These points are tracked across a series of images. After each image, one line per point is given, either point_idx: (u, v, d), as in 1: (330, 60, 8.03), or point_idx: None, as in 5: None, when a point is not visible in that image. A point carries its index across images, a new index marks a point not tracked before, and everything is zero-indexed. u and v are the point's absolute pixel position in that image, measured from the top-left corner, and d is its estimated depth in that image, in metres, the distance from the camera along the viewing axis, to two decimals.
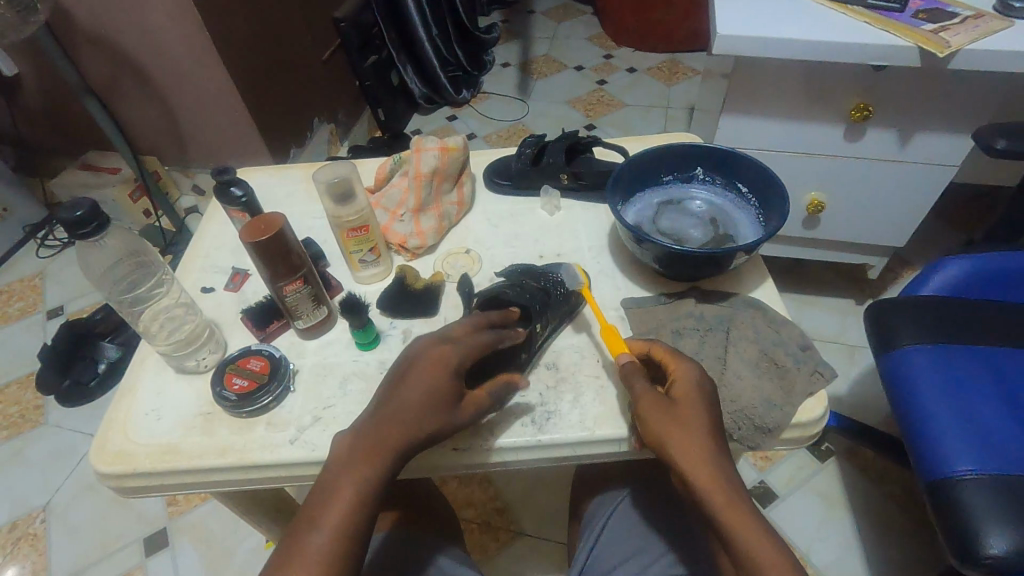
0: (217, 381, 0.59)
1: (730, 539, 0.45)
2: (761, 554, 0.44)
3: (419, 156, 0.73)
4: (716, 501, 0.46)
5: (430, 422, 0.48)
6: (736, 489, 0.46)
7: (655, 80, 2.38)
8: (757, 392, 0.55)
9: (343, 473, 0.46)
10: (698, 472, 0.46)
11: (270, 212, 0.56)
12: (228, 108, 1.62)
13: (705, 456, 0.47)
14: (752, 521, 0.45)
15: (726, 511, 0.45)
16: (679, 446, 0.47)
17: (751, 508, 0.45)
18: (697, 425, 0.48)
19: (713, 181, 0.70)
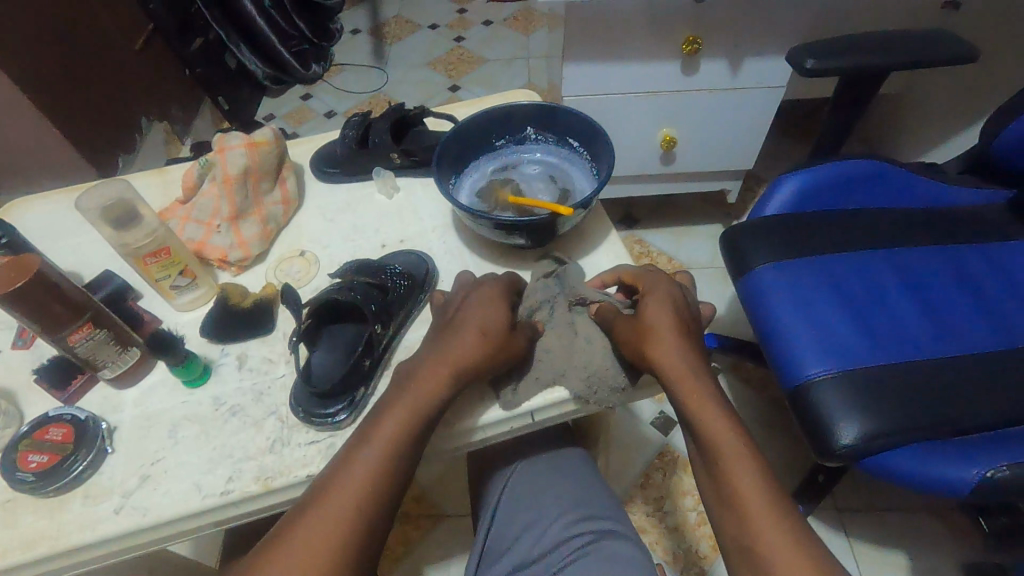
0: (8, 464, 0.50)
1: (721, 469, 0.47)
2: (745, 484, 0.45)
3: (224, 156, 0.64)
4: (715, 434, 0.48)
5: (438, 390, 0.48)
6: (729, 424, 0.48)
7: (513, 31, 2.33)
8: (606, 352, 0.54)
9: (338, 474, 0.45)
10: (702, 410, 0.49)
11: (24, 254, 0.48)
12: (21, 122, 1.38)
13: (701, 386, 0.49)
14: (743, 451, 0.47)
15: (721, 444, 0.47)
16: (675, 374, 0.50)
17: (740, 435, 0.48)
18: (687, 356, 0.50)
19: (546, 140, 0.67)
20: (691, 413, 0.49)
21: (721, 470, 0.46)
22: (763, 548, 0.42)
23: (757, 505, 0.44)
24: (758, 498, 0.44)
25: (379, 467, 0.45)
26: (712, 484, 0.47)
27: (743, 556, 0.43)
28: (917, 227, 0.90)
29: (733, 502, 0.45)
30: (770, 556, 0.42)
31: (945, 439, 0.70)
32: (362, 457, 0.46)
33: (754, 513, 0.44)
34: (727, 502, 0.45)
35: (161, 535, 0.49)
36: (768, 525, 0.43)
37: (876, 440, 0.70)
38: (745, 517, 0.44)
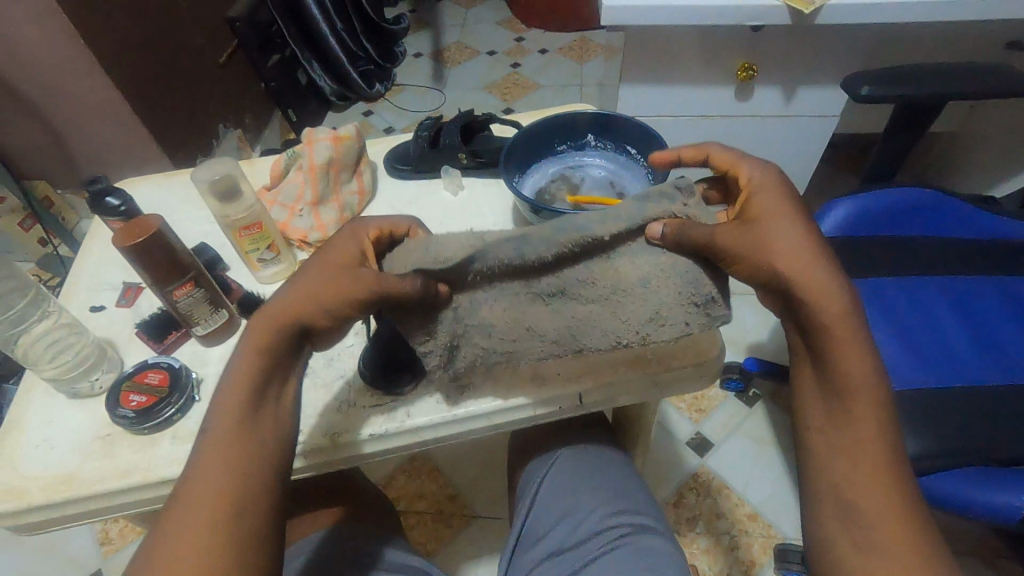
0: (113, 401, 0.56)
1: (847, 405, 0.45)
2: (866, 421, 0.45)
3: (311, 148, 0.72)
4: (841, 358, 0.45)
5: (273, 341, 0.46)
6: (871, 364, 0.45)
7: (568, 59, 2.41)
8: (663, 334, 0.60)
9: (203, 451, 0.44)
10: (841, 331, 0.45)
11: (146, 215, 0.54)
12: (117, 120, 1.52)
13: (838, 308, 0.45)
14: (869, 380, 0.45)
15: (854, 381, 0.45)
16: (818, 298, 0.45)
17: (874, 364, 0.46)
18: (827, 279, 0.45)
19: (605, 147, 0.72)
20: (823, 334, 0.46)
21: (850, 414, 0.45)
22: (856, 484, 0.44)
23: (869, 446, 0.44)
24: (873, 430, 0.45)
25: (239, 439, 0.44)
26: (821, 400, 0.47)
27: (838, 500, 0.44)
28: (975, 257, 0.89)
29: (839, 436, 0.45)
30: (866, 493, 0.43)
31: (999, 465, 0.67)
32: (213, 431, 0.44)
33: (859, 444, 0.45)
34: (831, 429, 0.46)
35: None
36: (870, 461, 0.44)
37: (924, 462, 0.68)
38: (852, 451, 0.45)
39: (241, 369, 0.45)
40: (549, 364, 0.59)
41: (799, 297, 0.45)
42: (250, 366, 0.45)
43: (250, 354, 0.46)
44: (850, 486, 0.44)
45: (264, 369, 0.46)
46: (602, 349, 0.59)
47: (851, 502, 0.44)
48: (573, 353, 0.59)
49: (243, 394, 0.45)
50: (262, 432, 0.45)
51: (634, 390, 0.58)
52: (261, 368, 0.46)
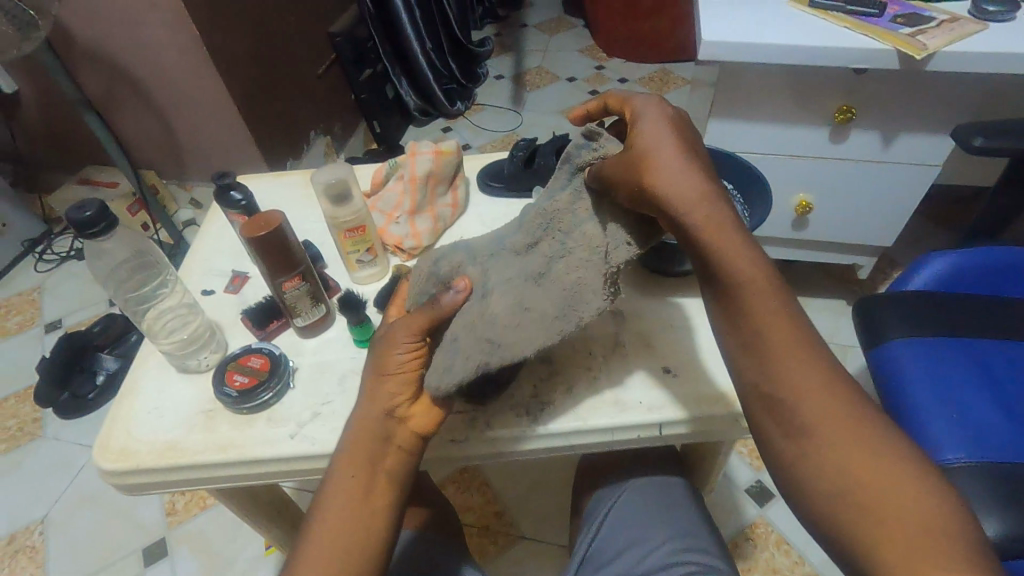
0: (218, 380, 0.60)
1: (757, 338, 0.41)
2: (794, 352, 0.40)
3: (414, 160, 0.75)
4: (757, 303, 0.41)
5: (373, 408, 0.48)
6: (754, 257, 0.42)
7: (647, 89, 2.41)
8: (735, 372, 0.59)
9: (323, 510, 0.47)
10: (725, 245, 0.42)
11: (269, 210, 0.59)
12: (223, 119, 1.64)
13: (712, 213, 0.43)
14: (777, 302, 0.41)
15: (748, 284, 0.41)
16: (682, 205, 0.43)
17: (772, 274, 0.42)
18: (687, 175, 0.43)
19: None
20: (701, 250, 0.43)
21: (764, 343, 0.40)
22: (822, 437, 0.37)
23: (817, 384, 0.39)
24: (801, 356, 0.40)
25: (352, 526, 0.46)
26: (754, 363, 0.41)
27: (792, 433, 0.39)
28: None
29: (785, 391, 0.39)
30: (833, 444, 0.37)
31: None
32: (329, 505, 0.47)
33: (805, 384, 0.39)
34: (765, 387, 0.40)
35: (323, 465, 0.57)
36: (827, 394, 0.38)
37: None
38: (794, 401, 0.39)
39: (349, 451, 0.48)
40: (630, 391, 0.58)
41: (678, 217, 0.43)
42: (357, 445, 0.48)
43: (350, 442, 0.48)
44: (812, 444, 0.38)
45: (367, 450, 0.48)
46: (688, 382, 0.58)
47: (818, 468, 0.37)
48: (656, 383, 0.59)
49: (347, 479, 0.47)
50: (369, 505, 0.47)
51: (717, 428, 0.57)
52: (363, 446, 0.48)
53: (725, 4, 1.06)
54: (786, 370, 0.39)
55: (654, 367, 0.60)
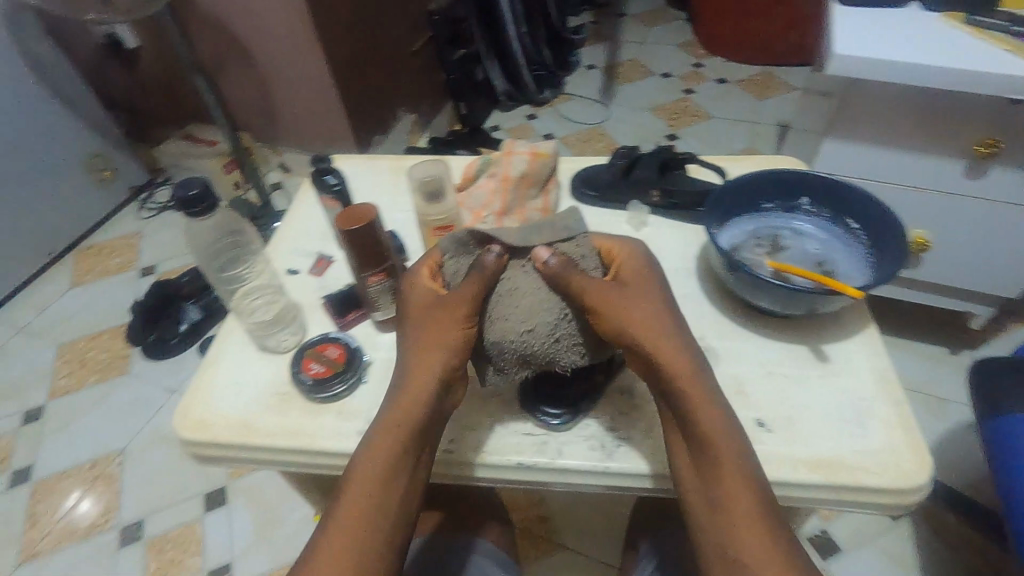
0: (296, 365, 0.61)
1: (714, 476, 0.46)
2: (738, 495, 0.45)
3: (509, 159, 0.73)
4: (722, 451, 0.46)
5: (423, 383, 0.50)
6: (724, 416, 0.47)
7: (747, 93, 2.25)
8: (833, 433, 0.53)
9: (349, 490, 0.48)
10: (701, 404, 0.47)
11: (362, 203, 0.58)
12: (320, 90, 1.68)
13: (696, 377, 0.48)
14: (736, 456, 0.46)
15: (715, 437, 0.46)
16: (670, 365, 0.49)
17: (735, 430, 0.47)
18: (670, 342, 0.50)
19: (820, 214, 0.65)
20: (680, 400, 0.48)
21: (718, 478, 0.45)
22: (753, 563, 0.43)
23: (751, 531, 0.43)
24: (747, 514, 0.44)
25: (372, 509, 0.47)
26: (701, 488, 0.46)
27: (726, 562, 0.44)
28: None
29: (718, 526, 0.45)
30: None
31: None
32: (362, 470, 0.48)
33: (744, 528, 0.44)
34: (715, 518, 0.45)
35: None
36: (762, 544, 0.43)
37: None
38: (738, 544, 0.43)
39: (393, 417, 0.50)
40: None
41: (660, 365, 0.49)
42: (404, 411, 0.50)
43: (380, 428, 0.50)
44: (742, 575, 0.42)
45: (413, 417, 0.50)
46: (783, 441, 0.53)
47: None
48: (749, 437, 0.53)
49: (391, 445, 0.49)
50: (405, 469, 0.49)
51: (812, 495, 0.51)
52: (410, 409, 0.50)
53: (861, 13, 0.95)
54: (733, 511, 0.44)
55: (745, 418, 0.55)
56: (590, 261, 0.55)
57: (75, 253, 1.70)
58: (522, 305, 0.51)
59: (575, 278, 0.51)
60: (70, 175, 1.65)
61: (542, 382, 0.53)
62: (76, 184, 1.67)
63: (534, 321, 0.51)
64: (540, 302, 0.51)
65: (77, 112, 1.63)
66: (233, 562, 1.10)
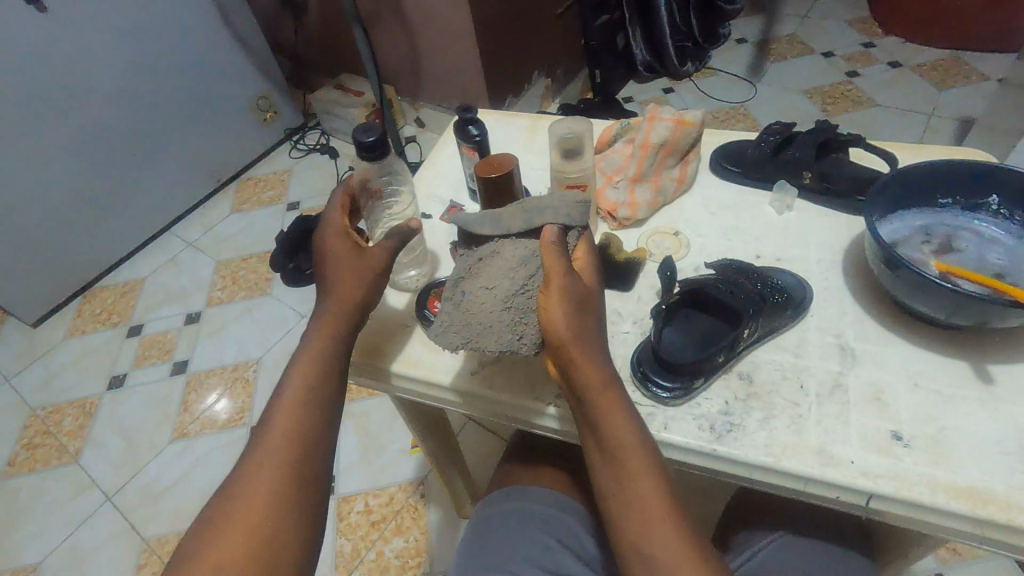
0: (421, 301, 0.65)
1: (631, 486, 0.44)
2: (649, 499, 0.43)
3: (650, 126, 0.71)
4: (634, 459, 0.45)
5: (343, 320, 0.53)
6: (634, 424, 0.46)
7: (925, 80, 1.97)
8: (986, 463, 0.47)
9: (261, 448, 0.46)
10: (612, 413, 0.46)
11: (503, 153, 0.59)
12: (462, 49, 1.72)
13: (606, 381, 0.47)
14: (648, 462, 0.45)
15: (626, 448, 0.45)
16: (586, 369, 0.46)
17: (642, 435, 0.46)
18: (593, 344, 0.47)
19: (1012, 217, 0.56)
20: (594, 409, 0.46)
21: (632, 487, 0.44)
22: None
23: (666, 535, 0.42)
24: (660, 520, 0.43)
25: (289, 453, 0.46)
26: (617, 499, 0.44)
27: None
28: None
29: (628, 534, 0.43)
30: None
31: None
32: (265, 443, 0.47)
33: (653, 538, 0.42)
34: (636, 534, 0.43)
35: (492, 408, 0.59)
36: (676, 544, 0.42)
37: None
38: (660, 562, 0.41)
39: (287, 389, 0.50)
40: (844, 446, 0.49)
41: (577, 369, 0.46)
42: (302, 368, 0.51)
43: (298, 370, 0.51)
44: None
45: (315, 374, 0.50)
46: (924, 461, 0.48)
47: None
48: (882, 450, 0.49)
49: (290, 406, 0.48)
50: (314, 425, 0.48)
51: (950, 525, 0.46)
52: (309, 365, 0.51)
53: None
54: (652, 523, 0.43)
55: (879, 429, 0.50)
56: (576, 250, 0.52)
57: (238, 183, 1.92)
58: (493, 267, 0.52)
59: (554, 248, 0.49)
60: (240, 113, 1.85)
61: (464, 339, 0.51)
62: (244, 121, 1.87)
63: (495, 279, 0.52)
64: (516, 264, 0.52)
65: (252, 56, 1.82)
66: (337, 475, 1.22)
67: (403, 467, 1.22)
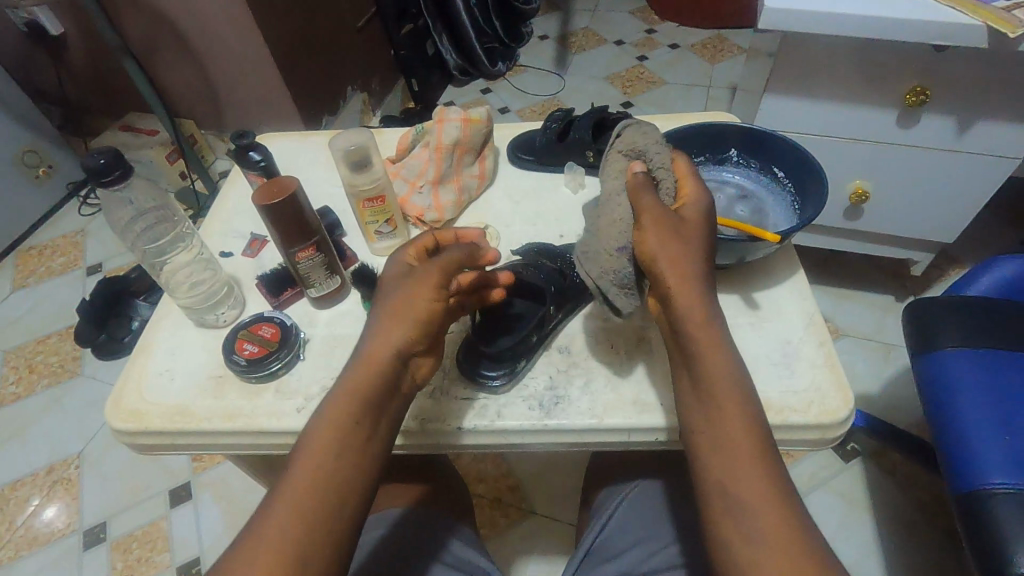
0: (228, 346, 0.60)
1: (721, 422, 0.44)
2: (736, 435, 0.43)
3: (441, 127, 0.71)
4: (730, 403, 0.44)
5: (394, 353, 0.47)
6: (734, 366, 0.46)
7: (699, 57, 2.25)
8: (762, 379, 0.54)
9: (306, 473, 0.42)
10: (709, 351, 0.46)
11: (285, 176, 0.56)
12: (261, 73, 1.62)
13: (705, 316, 0.46)
14: (741, 404, 0.44)
15: (718, 388, 0.45)
16: (686, 302, 0.46)
17: (742, 377, 0.45)
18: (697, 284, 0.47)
19: (748, 165, 0.66)
20: (693, 351, 0.46)
21: (719, 422, 0.44)
22: (761, 523, 0.40)
23: (750, 475, 0.41)
24: (745, 457, 0.42)
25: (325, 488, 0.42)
26: (707, 439, 0.44)
27: (733, 522, 0.41)
28: None
29: (719, 475, 0.42)
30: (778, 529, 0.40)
31: None
32: (294, 482, 0.42)
33: (744, 481, 0.41)
34: (723, 475, 0.42)
35: None
36: (761, 490, 0.41)
37: None
38: (744, 505, 0.41)
39: (317, 445, 0.43)
40: (651, 392, 0.55)
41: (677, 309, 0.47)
42: (329, 443, 0.43)
43: (354, 384, 0.46)
44: (744, 538, 0.40)
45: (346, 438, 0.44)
46: None
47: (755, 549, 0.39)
48: None
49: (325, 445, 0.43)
50: (353, 463, 0.44)
51: None
52: (346, 434, 0.44)
53: None
54: (740, 463, 0.42)
55: None
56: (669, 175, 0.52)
57: (16, 255, 1.63)
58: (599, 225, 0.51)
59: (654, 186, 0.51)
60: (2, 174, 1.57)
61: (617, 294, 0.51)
62: (10, 183, 1.59)
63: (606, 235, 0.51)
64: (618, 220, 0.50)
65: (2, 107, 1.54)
66: (203, 554, 1.08)
67: None
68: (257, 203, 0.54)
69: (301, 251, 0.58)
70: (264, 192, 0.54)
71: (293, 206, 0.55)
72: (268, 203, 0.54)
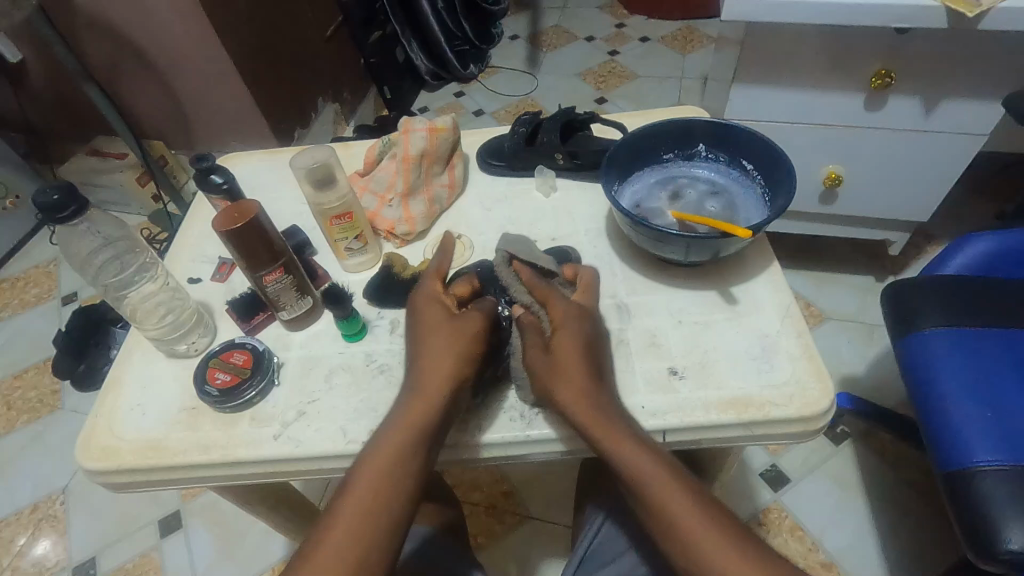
0: (199, 377, 0.58)
1: (660, 510, 0.45)
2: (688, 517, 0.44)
3: (407, 138, 0.70)
4: (655, 486, 0.45)
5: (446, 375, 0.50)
6: (643, 450, 0.47)
7: (670, 49, 2.26)
8: (742, 375, 0.54)
9: (360, 485, 0.46)
10: (616, 447, 0.47)
11: (247, 199, 0.55)
12: (229, 91, 1.59)
13: (597, 414, 0.48)
14: (667, 482, 0.46)
15: (636, 478, 0.46)
16: (582, 408, 0.48)
17: (651, 452, 0.47)
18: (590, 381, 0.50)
19: (717, 159, 0.66)
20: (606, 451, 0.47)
21: (661, 508, 0.45)
22: None
23: (717, 544, 0.42)
24: (701, 527, 0.43)
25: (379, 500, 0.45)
26: (661, 529, 0.45)
27: None
28: None
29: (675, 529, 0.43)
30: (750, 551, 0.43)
31: None
32: (348, 499, 0.45)
33: (711, 549, 0.42)
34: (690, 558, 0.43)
35: (310, 466, 0.55)
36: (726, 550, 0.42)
37: None
38: (724, 570, 0.41)
39: (372, 461, 0.47)
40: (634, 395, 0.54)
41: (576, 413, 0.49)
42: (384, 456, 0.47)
43: (409, 405, 0.49)
44: None
45: (398, 455, 0.47)
46: (697, 387, 0.54)
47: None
48: (663, 387, 0.54)
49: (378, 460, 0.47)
50: (402, 479, 0.46)
51: (728, 435, 0.52)
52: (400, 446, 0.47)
53: None
54: (700, 545, 0.43)
55: (657, 368, 0.55)
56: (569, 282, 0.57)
57: None
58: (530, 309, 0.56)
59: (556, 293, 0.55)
60: None
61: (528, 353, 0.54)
62: None
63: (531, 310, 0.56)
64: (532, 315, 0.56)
65: None
66: None
67: (270, 549, 1.09)
68: (217, 228, 0.53)
69: (270, 274, 0.57)
70: (226, 214, 0.53)
71: (258, 228, 0.54)
72: (229, 225, 0.53)
